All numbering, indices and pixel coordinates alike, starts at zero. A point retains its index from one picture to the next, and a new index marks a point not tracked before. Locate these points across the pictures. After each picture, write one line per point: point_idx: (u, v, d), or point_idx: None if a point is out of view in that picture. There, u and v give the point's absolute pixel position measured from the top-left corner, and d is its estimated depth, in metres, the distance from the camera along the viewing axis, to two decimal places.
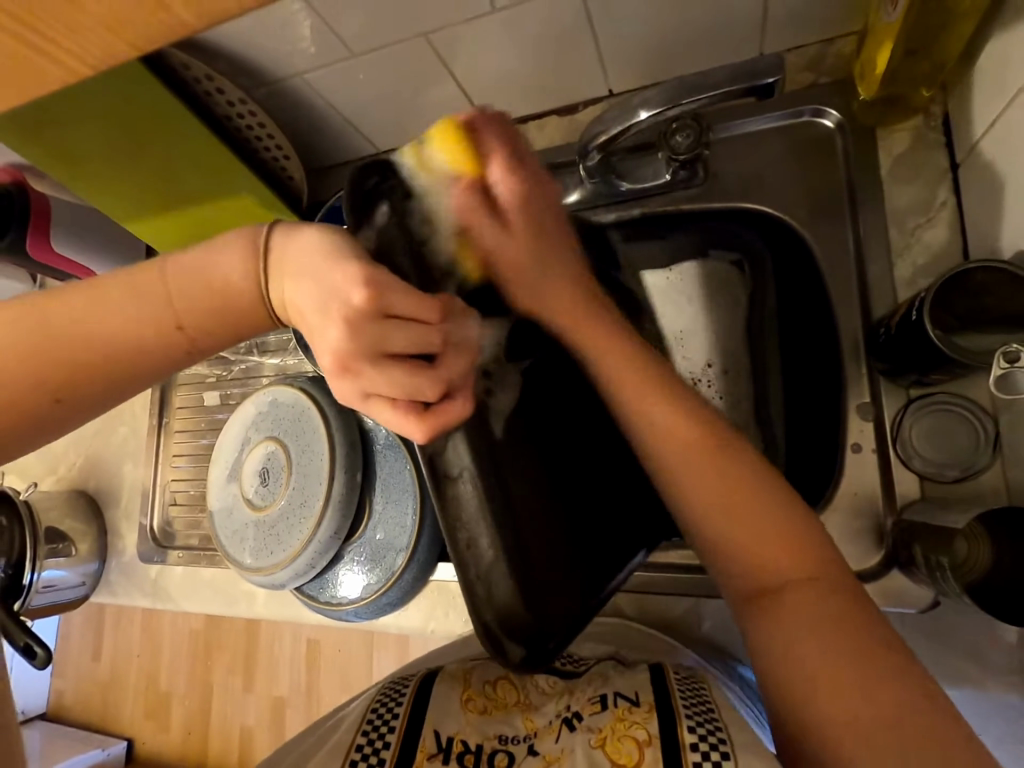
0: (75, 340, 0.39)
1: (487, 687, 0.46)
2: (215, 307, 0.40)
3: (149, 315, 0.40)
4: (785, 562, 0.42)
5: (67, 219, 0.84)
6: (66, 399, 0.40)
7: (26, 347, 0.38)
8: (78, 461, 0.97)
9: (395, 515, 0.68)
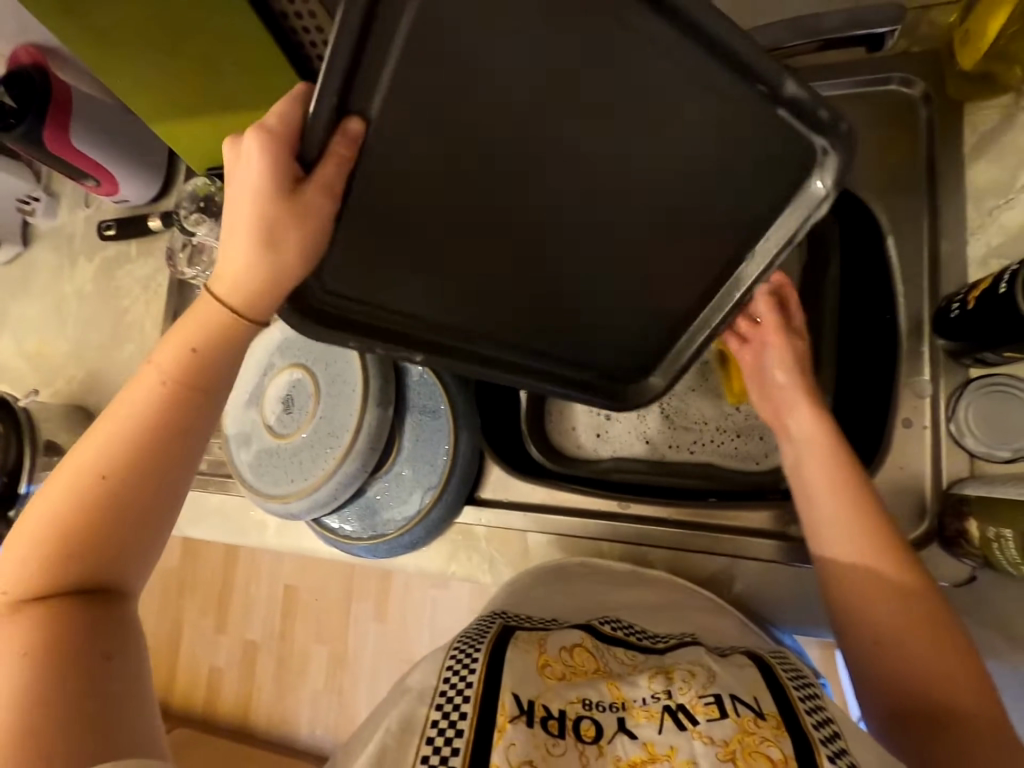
0: (105, 442, 0.40)
1: (565, 654, 0.46)
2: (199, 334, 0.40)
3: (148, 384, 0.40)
4: (963, 690, 0.41)
5: (87, 115, 0.78)
6: (113, 481, 0.39)
7: (76, 473, 0.39)
8: (78, 376, 0.92)
9: (427, 451, 0.66)
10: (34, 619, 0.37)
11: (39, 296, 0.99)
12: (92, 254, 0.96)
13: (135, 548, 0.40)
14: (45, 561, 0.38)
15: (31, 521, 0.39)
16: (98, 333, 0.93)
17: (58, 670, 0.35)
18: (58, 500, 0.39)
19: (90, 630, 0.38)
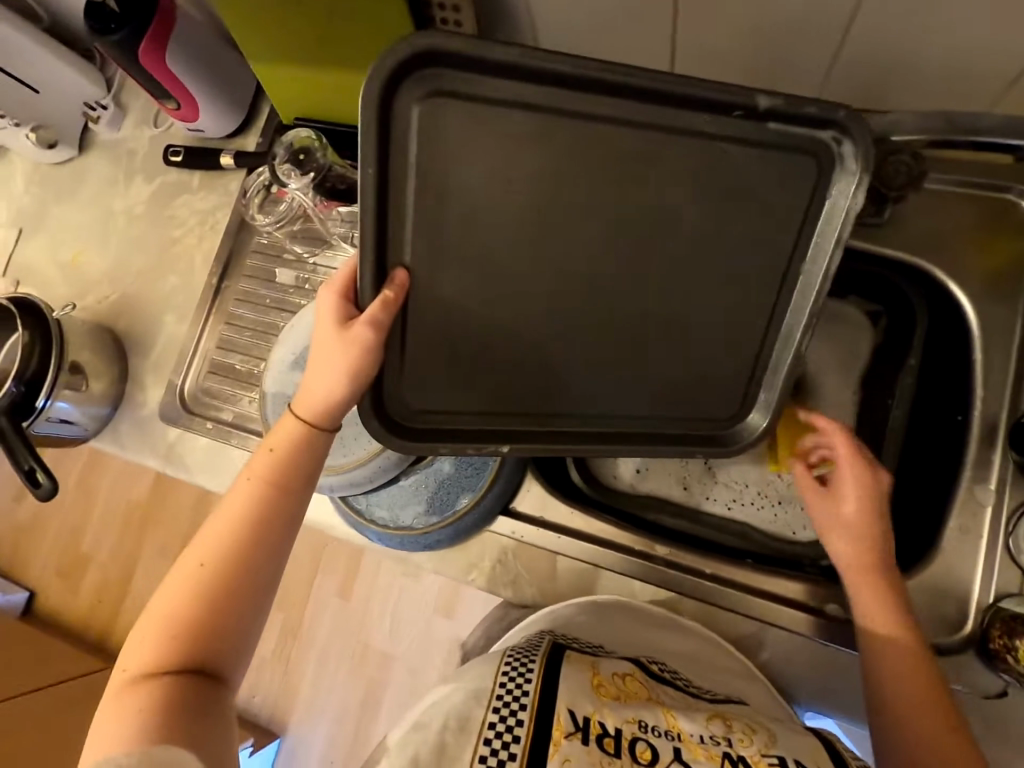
0: (210, 536, 0.49)
1: (618, 678, 0.48)
2: (286, 449, 0.52)
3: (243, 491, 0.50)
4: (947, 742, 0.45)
5: (187, 36, 0.76)
6: (211, 566, 0.48)
7: (187, 560, 0.48)
8: (112, 296, 0.89)
9: (473, 455, 0.65)
10: (153, 690, 0.44)
11: (84, 206, 0.95)
12: (149, 176, 0.93)
13: (226, 625, 0.47)
14: (159, 638, 0.46)
15: (154, 609, 0.47)
16: (140, 258, 0.89)
17: (180, 724, 0.43)
18: (173, 595, 0.47)
19: (201, 694, 0.45)
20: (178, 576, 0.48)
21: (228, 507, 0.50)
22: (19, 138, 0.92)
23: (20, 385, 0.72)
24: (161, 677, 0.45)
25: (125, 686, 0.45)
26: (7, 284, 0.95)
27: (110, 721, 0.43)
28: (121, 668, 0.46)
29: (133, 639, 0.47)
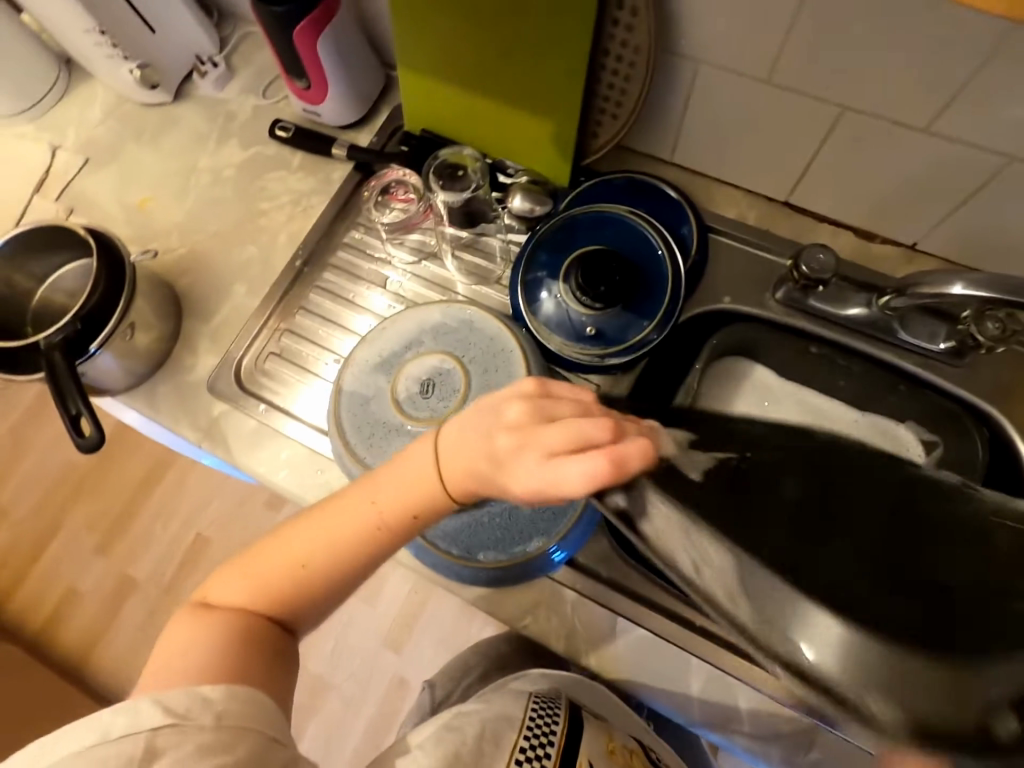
0: (318, 533, 0.53)
1: (624, 751, 0.64)
2: (412, 494, 0.51)
3: (360, 511, 0.52)
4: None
5: (340, 28, 0.77)
6: (309, 563, 0.52)
7: (291, 547, 0.53)
8: (178, 251, 0.84)
9: (553, 498, 0.64)
10: (226, 625, 0.51)
11: (166, 154, 0.91)
12: (246, 143, 0.90)
13: (301, 605, 0.53)
14: (248, 589, 0.53)
15: (256, 561, 0.54)
16: (219, 220, 0.85)
17: (261, 677, 0.51)
18: (274, 567, 0.53)
19: (281, 652, 0.53)
20: (283, 551, 0.53)
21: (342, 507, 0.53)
22: (119, 71, 0.87)
23: (77, 322, 0.67)
24: (251, 625, 0.52)
25: (218, 622, 0.52)
26: (59, 209, 0.88)
27: (206, 643, 0.51)
28: (213, 595, 0.53)
29: (229, 576, 0.54)
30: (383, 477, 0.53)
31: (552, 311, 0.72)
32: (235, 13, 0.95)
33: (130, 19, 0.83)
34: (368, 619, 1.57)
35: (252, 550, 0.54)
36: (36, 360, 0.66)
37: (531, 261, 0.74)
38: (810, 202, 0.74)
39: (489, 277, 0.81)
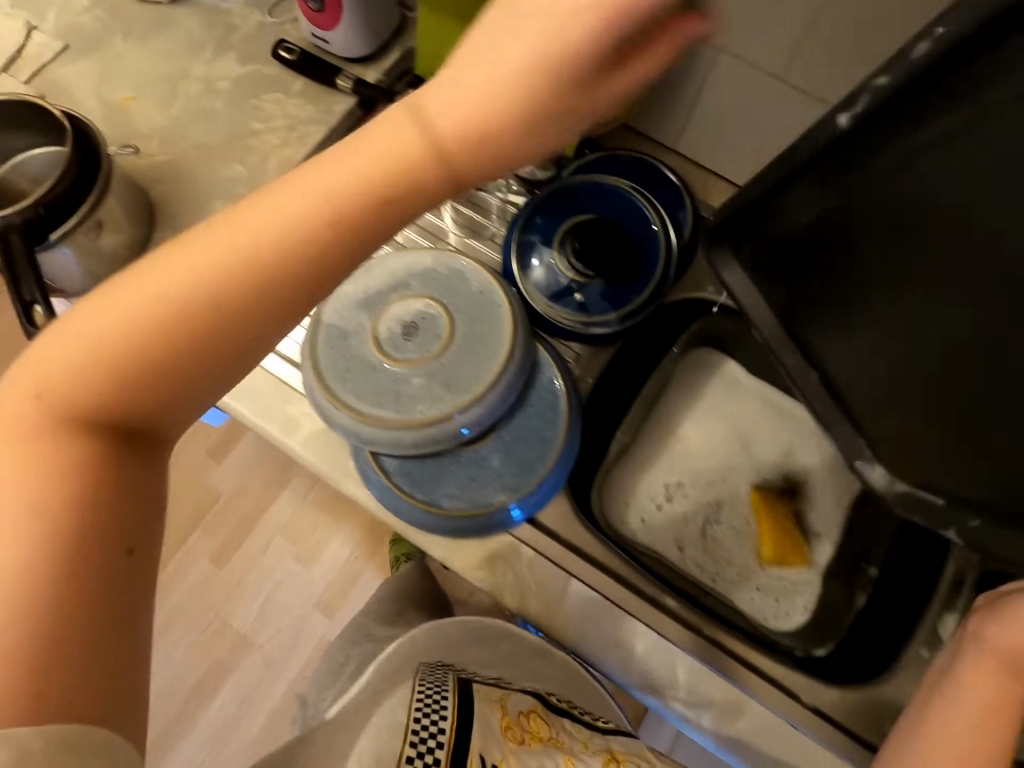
0: (188, 281, 0.34)
1: (522, 719, 0.63)
2: (357, 222, 0.34)
3: (295, 238, 0.33)
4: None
5: None
6: (204, 330, 0.34)
7: (157, 322, 0.34)
8: (157, 158, 0.79)
9: (522, 455, 0.64)
10: (79, 453, 0.35)
11: (154, 55, 0.85)
12: (244, 60, 0.85)
13: (205, 375, 0.35)
14: (97, 360, 0.34)
15: (73, 332, 0.35)
16: (205, 134, 0.81)
17: (60, 587, 0.33)
18: (132, 324, 0.34)
19: (85, 571, 0.33)
20: (145, 310, 0.34)
21: (248, 255, 0.33)
22: None
23: (40, 205, 0.62)
24: (55, 447, 0.34)
25: (65, 389, 0.34)
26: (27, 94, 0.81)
27: (1, 454, 0.34)
28: (40, 363, 0.35)
29: (85, 314, 0.34)
30: (481, 59, 0.32)
31: (542, 276, 0.72)
32: None
33: None
34: (303, 579, 1.53)
35: (99, 298, 0.35)
36: None
37: (527, 225, 0.74)
38: None
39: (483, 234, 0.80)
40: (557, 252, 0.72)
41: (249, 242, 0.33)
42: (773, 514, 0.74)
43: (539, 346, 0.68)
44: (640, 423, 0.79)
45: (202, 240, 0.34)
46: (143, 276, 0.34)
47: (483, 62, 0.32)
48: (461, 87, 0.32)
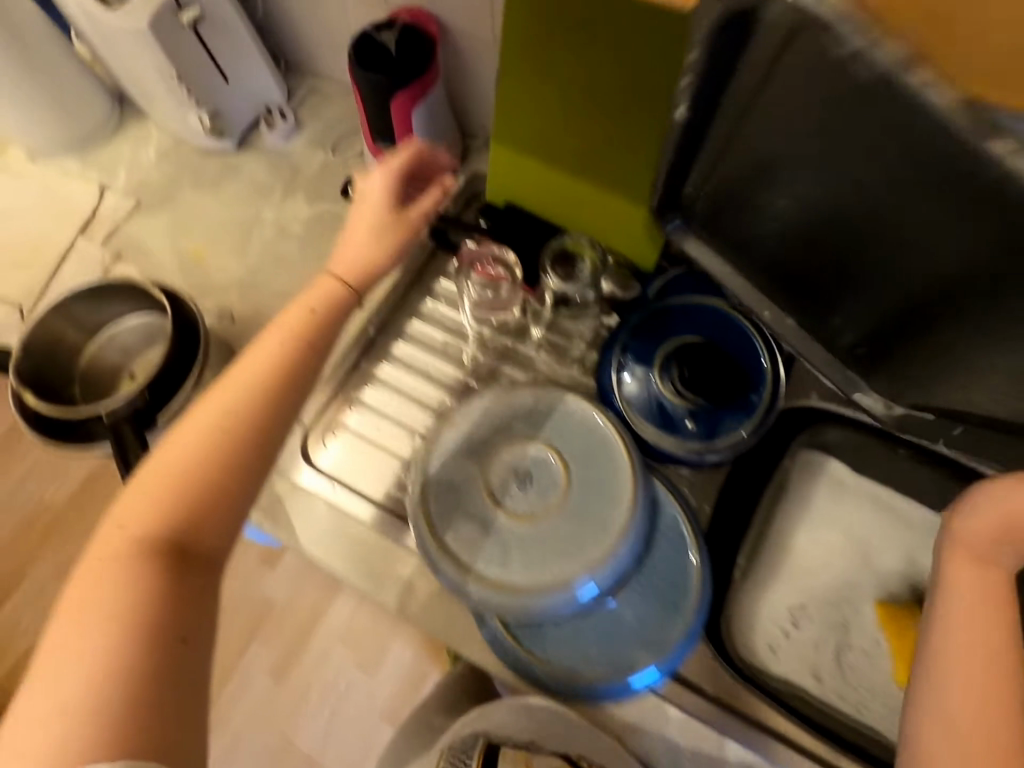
0: (224, 428, 0.51)
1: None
2: (289, 358, 0.55)
3: (262, 361, 0.55)
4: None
5: (434, 99, 0.75)
6: (257, 457, 0.52)
7: (198, 448, 0.50)
8: (239, 308, 0.79)
9: (658, 608, 0.61)
10: (136, 567, 0.45)
11: (225, 203, 0.86)
12: (313, 199, 0.86)
13: (217, 510, 0.50)
14: (161, 509, 0.48)
15: (163, 470, 0.50)
16: (283, 280, 0.81)
17: (127, 666, 0.41)
18: (186, 447, 0.50)
19: (148, 656, 0.42)
20: (160, 483, 0.49)
21: (172, 465, 0.50)
22: (187, 117, 0.84)
23: (143, 391, 0.61)
24: (136, 566, 0.45)
25: (85, 589, 0.44)
26: (106, 255, 0.82)
27: (88, 588, 0.44)
28: (123, 516, 0.48)
29: (154, 472, 0.50)
30: (349, 252, 0.63)
31: (640, 397, 0.70)
32: (302, 68, 0.94)
33: (208, 67, 0.80)
34: (366, 687, 1.47)
35: (147, 467, 0.50)
36: (94, 434, 0.60)
37: (623, 350, 0.72)
38: None
39: (564, 358, 0.77)
40: (659, 378, 0.69)
41: (178, 466, 0.50)
42: (909, 637, 0.68)
43: (654, 478, 0.66)
44: (758, 546, 0.72)
45: (221, 384, 0.53)
46: (139, 502, 0.48)
47: (358, 251, 0.63)
48: (350, 241, 0.64)
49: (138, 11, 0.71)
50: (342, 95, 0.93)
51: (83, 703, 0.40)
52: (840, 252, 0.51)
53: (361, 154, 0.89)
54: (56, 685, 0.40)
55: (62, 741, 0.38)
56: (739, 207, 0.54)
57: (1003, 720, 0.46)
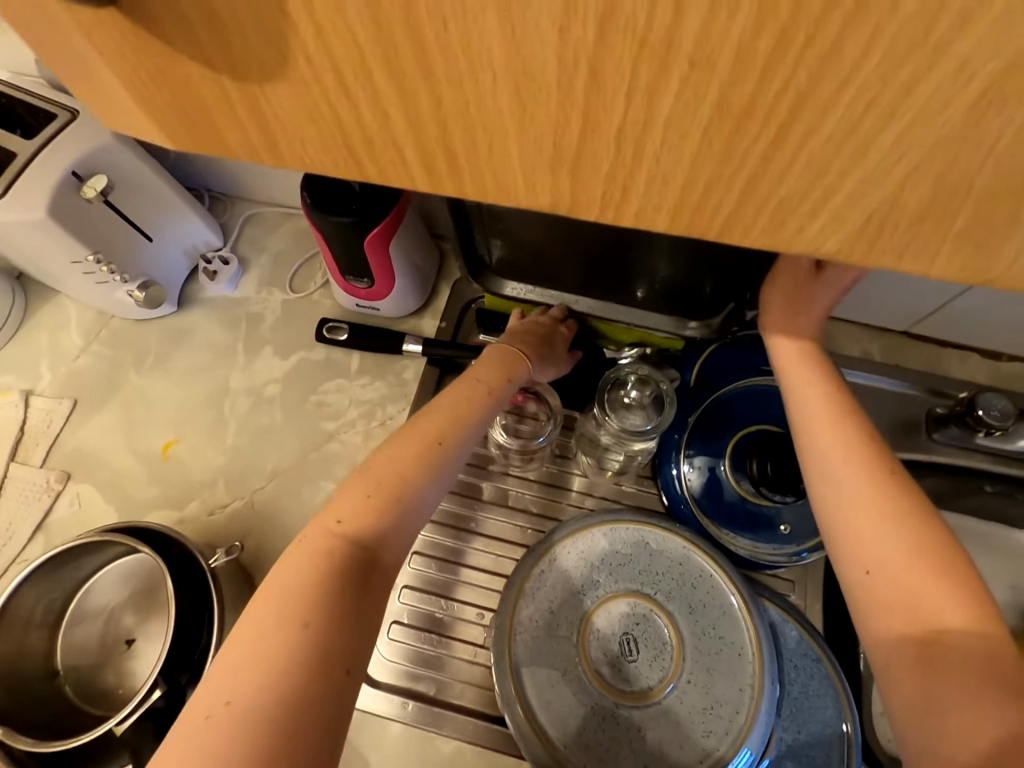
0: (445, 418, 0.50)
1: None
2: (507, 365, 0.58)
3: (474, 376, 0.56)
4: (961, 628, 0.37)
5: (406, 225, 0.65)
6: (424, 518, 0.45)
7: (377, 485, 0.43)
8: (232, 503, 0.67)
9: (815, 756, 0.55)
10: (315, 571, 0.38)
11: (182, 378, 0.73)
12: (284, 349, 0.75)
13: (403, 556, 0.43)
14: (325, 559, 0.39)
15: (336, 517, 0.41)
16: (277, 455, 0.69)
17: (283, 698, 0.32)
18: (352, 492, 0.43)
19: (315, 679, 0.33)
20: (363, 504, 0.42)
21: (387, 472, 0.44)
22: (113, 295, 0.71)
23: (159, 679, 0.48)
24: (325, 562, 0.38)
25: (284, 578, 0.37)
26: (51, 477, 0.68)
27: (279, 577, 0.38)
28: (305, 550, 0.39)
29: (305, 543, 0.40)
30: (555, 328, 0.66)
31: (708, 494, 0.63)
32: (231, 198, 0.83)
33: (128, 234, 0.67)
34: None
35: (338, 493, 0.44)
36: (108, 754, 0.47)
37: (685, 447, 0.64)
38: (941, 333, 0.72)
39: (609, 469, 0.68)
40: (733, 474, 0.62)
41: (395, 491, 0.44)
42: None
43: (763, 598, 0.59)
44: None
45: (412, 426, 0.48)
46: (368, 499, 0.42)
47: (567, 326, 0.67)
48: (543, 348, 0.63)
49: (32, 197, 0.58)
50: (285, 218, 0.82)
51: (257, 698, 0.32)
52: (696, 264, 0.60)
53: (325, 283, 0.78)
54: (235, 670, 0.33)
55: (226, 739, 0.31)
56: (577, 252, 0.63)
57: (858, 466, 0.46)
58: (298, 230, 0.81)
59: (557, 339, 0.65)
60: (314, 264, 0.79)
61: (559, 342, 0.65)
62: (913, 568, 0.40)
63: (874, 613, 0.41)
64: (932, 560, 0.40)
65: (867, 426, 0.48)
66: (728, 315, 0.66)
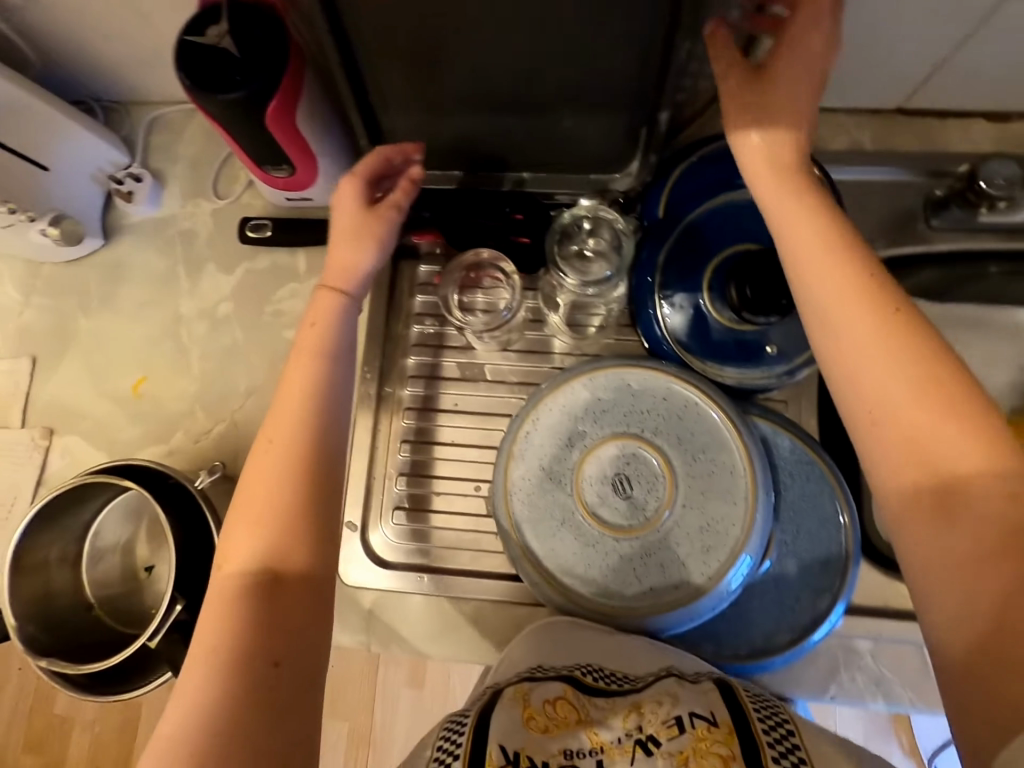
0: (289, 394, 0.46)
1: (549, 707, 0.46)
2: (313, 319, 0.49)
3: (302, 338, 0.49)
4: (975, 471, 0.35)
5: (310, 102, 0.57)
6: (331, 481, 0.44)
7: (275, 479, 0.43)
8: (217, 428, 0.66)
9: (816, 548, 0.56)
10: (241, 594, 0.40)
11: (131, 314, 0.70)
12: (226, 263, 0.70)
13: (321, 546, 0.42)
14: (230, 590, 0.40)
15: (258, 515, 0.42)
16: (247, 372, 0.67)
17: (214, 701, 0.37)
18: (261, 481, 0.43)
19: (239, 687, 0.37)
20: (268, 515, 0.42)
21: (293, 461, 0.44)
22: (27, 237, 0.65)
23: (177, 595, 0.50)
24: (231, 606, 0.40)
25: (217, 608, 0.40)
26: (34, 433, 0.68)
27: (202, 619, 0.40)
28: (226, 573, 0.41)
29: (238, 543, 0.42)
30: (340, 200, 0.54)
31: (690, 329, 0.59)
32: (126, 105, 0.73)
33: (15, 167, 0.60)
34: None
35: (240, 491, 0.44)
36: (150, 664, 0.51)
37: (660, 289, 0.60)
38: (940, 103, 0.63)
39: (589, 327, 0.64)
40: (715, 306, 0.58)
41: (297, 469, 0.43)
42: None
43: (753, 415, 0.58)
44: None
45: (277, 402, 0.46)
46: (248, 530, 0.42)
47: (351, 180, 0.53)
48: (334, 252, 0.52)
49: None
50: (189, 117, 0.73)
51: (183, 718, 0.36)
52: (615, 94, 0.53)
53: (250, 182, 0.71)
54: (179, 693, 0.38)
55: (176, 743, 0.36)
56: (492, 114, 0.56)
57: (853, 297, 0.41)
58: (207, 127, 0.72)
59: (342, 208, 0.54)
60: (234, 163, 0.71)
61: (343, 205, 0.53)
62: (924, 411, 0.37)
63: (881, 464, 0.38)
64: (942, 399, 0.37)
65: (860, 255, 0.42)
66: (645, 142, 0.58)
